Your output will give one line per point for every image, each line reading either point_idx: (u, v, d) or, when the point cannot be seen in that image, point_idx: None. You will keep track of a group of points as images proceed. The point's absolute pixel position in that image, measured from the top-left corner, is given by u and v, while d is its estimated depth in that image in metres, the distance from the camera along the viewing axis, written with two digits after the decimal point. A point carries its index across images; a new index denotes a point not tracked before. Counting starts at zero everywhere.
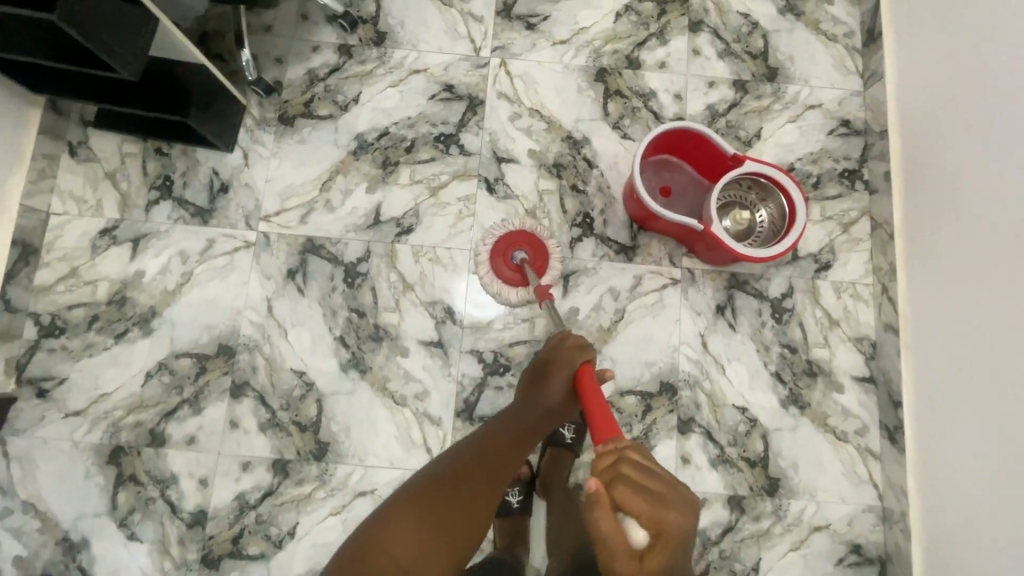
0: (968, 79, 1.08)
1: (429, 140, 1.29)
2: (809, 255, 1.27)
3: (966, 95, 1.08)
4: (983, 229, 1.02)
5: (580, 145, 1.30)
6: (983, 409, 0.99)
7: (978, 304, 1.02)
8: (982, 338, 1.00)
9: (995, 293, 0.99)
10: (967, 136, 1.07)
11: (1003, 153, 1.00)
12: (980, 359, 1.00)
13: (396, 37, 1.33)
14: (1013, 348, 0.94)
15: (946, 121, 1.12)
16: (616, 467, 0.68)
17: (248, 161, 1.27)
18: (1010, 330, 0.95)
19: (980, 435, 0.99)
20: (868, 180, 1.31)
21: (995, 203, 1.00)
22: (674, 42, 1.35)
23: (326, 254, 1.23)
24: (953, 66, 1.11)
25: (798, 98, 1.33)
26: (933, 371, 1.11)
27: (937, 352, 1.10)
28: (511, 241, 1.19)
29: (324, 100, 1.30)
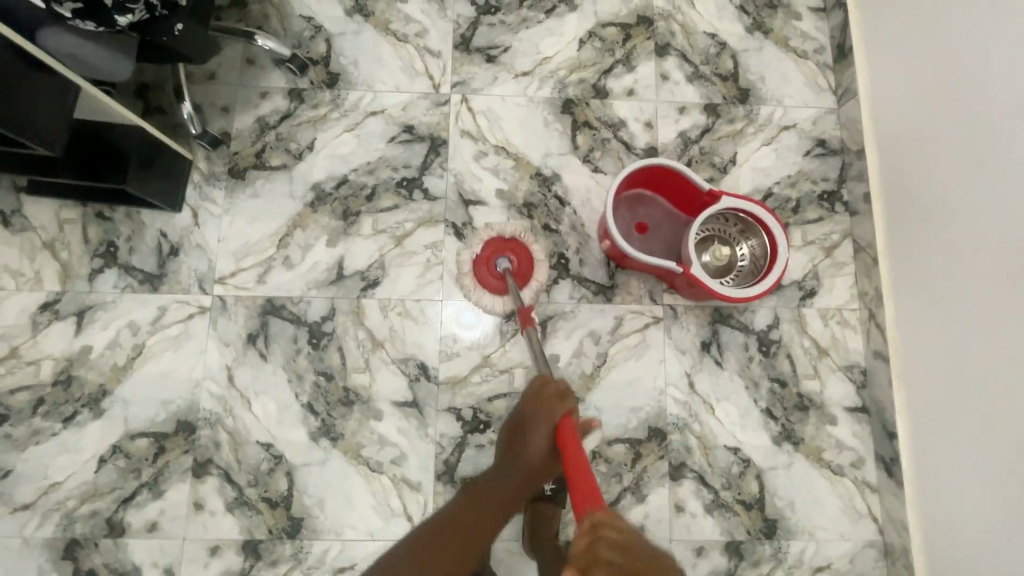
0: (948, 96, 1.04)
1: (391, 185, 1.22)
2: (793, 283, 1.22)
3: (943, 117, 1.04)
4: (973, 255, 0.98)
5: (550, 182, 1.24)
6: (985, 445, 0.94)
7: (971, 333, 0.98)
8: (974, 372, 0.97)
9: (983, 325, 0.96)
10: (947, 161, 1.03)
11: (991, 176, 0.95)
12: (974, 394, 0.97)
13: (350, 78, 1.26)
14: (1007, 386, 0.91)
15: (924, 142, 1.08)
16: (592, 549, 0.56)
17: (198, 220, 1.19)
18: (1002, 366, 0.92)
19: (977, 474, 0.96)
20: (847, 200, 1.27)
21: (986, 228, 0.96)
22: (641, 67, 1.30)
23: (288, 314, 1.16)
24: (928, 86, 1.08)
25: (771, 119, 1.29)
26: (927, 400, 1.07)
27: (931, 381, 1.06)
28: (494, 247, 1.15)
29: (276, 150, 1.22)
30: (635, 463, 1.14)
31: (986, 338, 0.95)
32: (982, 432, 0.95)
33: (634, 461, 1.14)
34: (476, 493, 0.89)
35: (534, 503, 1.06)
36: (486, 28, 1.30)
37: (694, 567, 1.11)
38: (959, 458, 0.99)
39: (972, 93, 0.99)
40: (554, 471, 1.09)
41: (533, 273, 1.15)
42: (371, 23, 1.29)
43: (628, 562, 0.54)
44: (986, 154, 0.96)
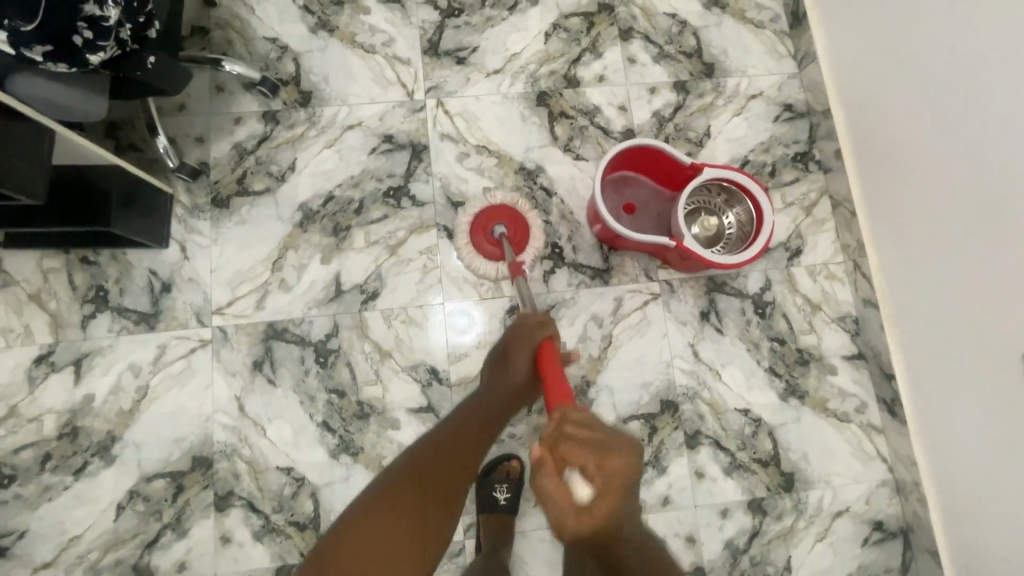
0: (918, 53, 1.06)
1: (379, 196, 1.22)
2: (779, 244, 1.27)
3: (902, 76, 1.10)
4: (956, 209, 1.01)
5: (534, 174, 1.26)
6: (984, 386, 0.98)
7: (961, 282, 1.01)
8: (959, 313, 1.02)
9: (961, 268, 1.01)
10: (910, 116, 1.08)
11: (961, 133, 0.99)
12: (961, 335, 1.02)
13: (323, 95, 1.26)
14: (992, 322, 0.96)
15: (887, 100, 1.13)
16: (559, 428, 0.67)
17: (188, 254, 1.17)
18: (984, 304, 0.97)
19: (973, 409, 1.01)
20: (820, 160, 1.32)
21: (967, 182, 0.99)
22: (608, 53, 1.33)
23: (292, 336, 1.15)
24: (884, 47, 1.13)
25: (738, 90, 1.33)
26: (924, 346, 1.11)
27: (924, 328, 1.10)
28: (495, 213, 1.18)
29: (258, 174, 1.21)
30: (652, 437, 1.17)
31: (977, 287, 0.98)
32: (982, 378, 0.99)
33: (650, 435, 1.17)
34: (467, 421, 0.89)
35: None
36: (452, 30, 1.31)
37: (721, 529, 1.14)
38: (959, 399, 1.04)
39: (943, 50, 1.01)
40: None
41: (528, 242, 1.17)
42: (337, 37, 1.29)
43: (587, 447, 0.63)
44: (962, 111, 0.98)
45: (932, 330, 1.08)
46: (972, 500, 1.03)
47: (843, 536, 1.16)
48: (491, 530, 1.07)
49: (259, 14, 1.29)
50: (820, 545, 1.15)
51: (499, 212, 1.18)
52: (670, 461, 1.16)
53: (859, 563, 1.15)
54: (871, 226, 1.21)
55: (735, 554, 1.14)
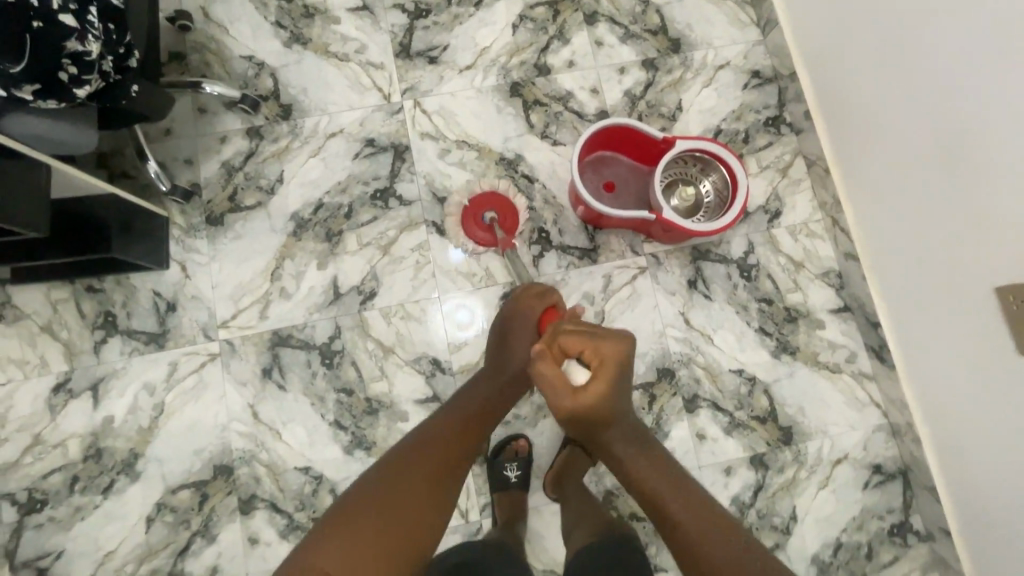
0: (886, 13, 1.07)
1: (367, 200, 1.26)
2: (758, 208, 1.30)
3: (863, 41, 1.13)
4: (931, 166, 1.04)
5: (515, 163, 1.29)
6: (972, 332, 1.01)
7: (946, 236, 1.04)
8: (935, 266, 1.07)
9: (934, 224, 1.06)
10: (874, 80, 1.12)
11: (924, 93, 1.03)
12: (939, 286, 1.07)
13: (302, 106, 1.30)
14: (967, 273, 1.01)
15: (852, 65, 1.17)
16: (557, 332, 0.83)
17: (188, 273, 1.21)
18: (959, 257, 1.02)
19: (955, 356, 1.06)
20: (791, 122, 1.35)
21: (936, 144, 1.02)
22: (575, 38, 1.36)
23: (297, 342, 1.20)
24: (846, 13, 1.16)
25: (705, 62, 1.36)
26: (909, 298, 1.14)
27: (906, 284, 1.14)
28: (482, 202, 1.21)
29: (248, 189, 1.25)
30: (652, 405, 1.21)
31: (962, 238, 1.01)
32: (963, 330, 1.03)
33: (650, 403, 1.21)
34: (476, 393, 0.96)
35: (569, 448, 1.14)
36: (422, 31, 1.35)
37: (726, 486, 1.19)
38: (947, 346, 1.07)
39: (911, 9, 1.02)
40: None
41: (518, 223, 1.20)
42: (311, 49, 1.33)
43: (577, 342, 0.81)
44: (930, 74, 1.01)
45: (910, 284, 1.13)
46: (960, 442, 1.08)
47: (844, 482, 1.20)
48: (505, 508, 1.11)
49: (233, 34, 1.32)
50: (823, 493, 1.19)
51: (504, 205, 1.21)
52: (671, 427, 1.20)
53: (863, 507, 1.20)
54: (848, 185, 1.24)
55: (742, 508, 1.18)
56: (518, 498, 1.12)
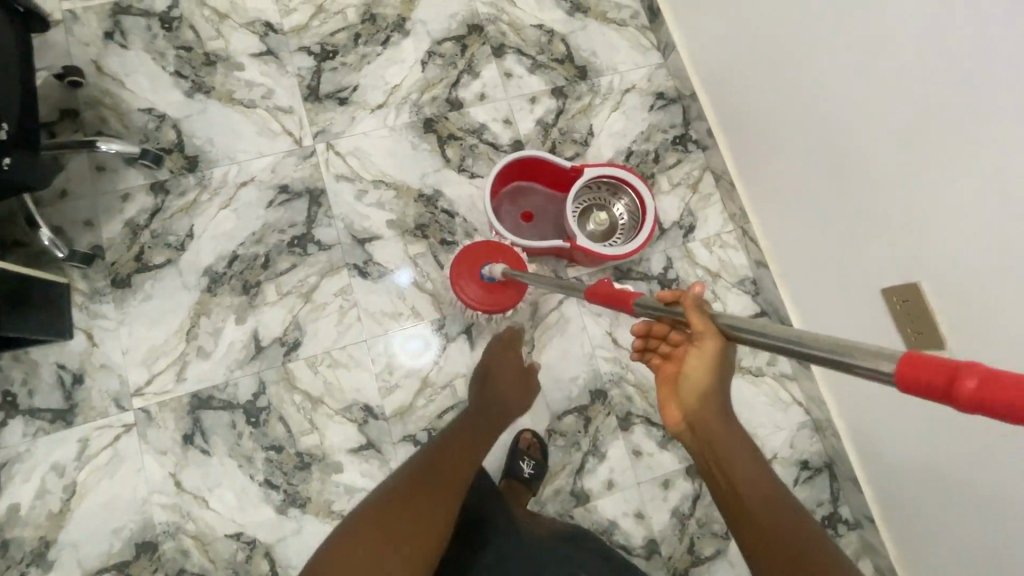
0: (772, 34, 1.14)
1: (283, 248, 1.23)
2: (673, 224, 1.36)
3: (755, 61, 1.20)
4: (825, 175, 1.10)
5: (434, 199, 1.29)
6: (872, 333, 1.06)
7: (845, 239, 1.09)
8: (836, 269, 1.13)
9: (833, 229, 1.11)
10: (770, 97, 1.19)
11: (812, 107, 1.09)
12: (841, 287, 1.12)
13: (209, 157, 1.26)
14: (862, 273, 1.07)
15: (747, 84, 1.24)
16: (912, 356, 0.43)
17: (95, 341, 1.15)
18: (855, 258, 1.08)
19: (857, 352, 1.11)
20: (697, 139, 1.41)
21: (827, 154, 1.08)
22: (485, 71, 1.38)
23: (218, 402, 1.15)
24: (737, 35, 1.23)
25: (612, 87, 1.41)
26: (816, 298, 1.19)
27: (812, 287, 1.20)
28: (468, 276, 1.19)
29: (155, 247, 1.20)
30: (588, 427, 1.23)
31: (863, 243, 1.05)
32: (862, 328, 1.08)
33: (586, 425, 1.23)
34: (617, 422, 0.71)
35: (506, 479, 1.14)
36: (330, 73, 1.34)
37: (665, 499, 1.21)
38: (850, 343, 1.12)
39: (812, 25, 1.05)
40: (532, 454, 1.18)
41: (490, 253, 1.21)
42: (215, 97, 1.29)
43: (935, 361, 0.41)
44: (816, 89, 1.08)
45: (816, 288, 1.19)
46: (874, 431, 1.14)
47: None
48: None
49: (129, 87, 1.27)
50: None
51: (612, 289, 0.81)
52: (608, 446, 1.23)
53: None
54: (758, 192, 1.28)
55: (682, 520, 1.21)
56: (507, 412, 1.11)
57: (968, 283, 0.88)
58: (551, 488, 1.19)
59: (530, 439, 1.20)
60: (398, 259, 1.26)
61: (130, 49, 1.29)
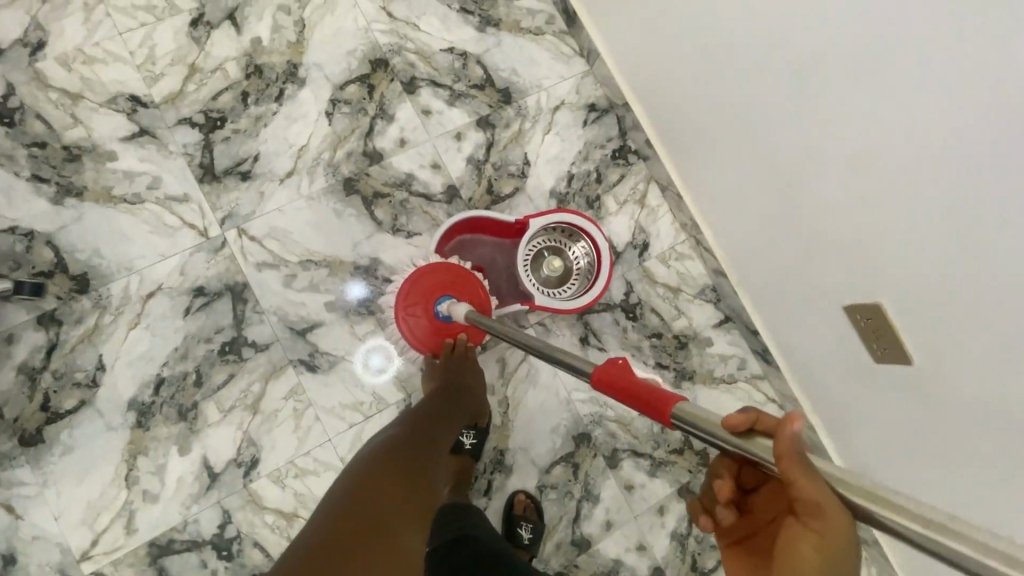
0: (696, 41, 1.04)
1: (215, 358, 1.10)
2: (627, 246, 1.30)
3: (682, 69, 1.11)
4: (771, 188, 1.04)
5: (372, 269, 1.18)
6: (843, 344, 1.04)
7: (800, 254, 1.05)
8: (795, 281, 1.09)
9: (788, 242, 1.06)
10: (704, 106, 1.10)
11: (748, 120, 1.01)
12: (803, 299, 1.09)
13: (101, 271, 1.09)
14: (821, 288, 1.03)
15: (678, 93, 1.15)
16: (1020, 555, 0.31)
17: (18, 512, 1.00)
18: (811, 271, 1.04)
19: (824, 360, 1.11)
20: (637, 149, 1.34)
21: (771, 168, 1.01)
22: (399, 112, 1.24)
23: (181, 544, 1.05)
24: (660, 41, 1.13)
25: (541, 107, 1.31)
26: (781, 307, 1.16)
27: (773, 297, 1.17)
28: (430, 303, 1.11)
29: (63, 390, 1.05)
30: (578, 473, 1.21)
31: (826, 262, 0.99)
32: (828, 338, 1.07)
33: (575, 472, 1.21)
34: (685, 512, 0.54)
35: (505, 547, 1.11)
36: (222, 145, 1.16)
37: (663, 525, 1.23)
38: (819, 351, 1.11)
39: (753, 29, 0.91)
40: (528, 516, 1.15)
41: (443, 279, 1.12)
42: (90, 198, 1.10)
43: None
44: (750, 100, 0.99)
45: (778, 297, 1.16)
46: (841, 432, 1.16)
47: None
48: None
49: None
50: None
51: (630, 376, 0.59)
52: (600, 488, 1.22)
53: None
54: (712, 200, 1.21)
55: (682, 540, 1.23)
56: (467, 468, 1.11)
57: (942, 314, 0.83)
58: (552, 542, 1.18)
59: (525, 501, 1.17)
60: (347, 343, 1.15)
61: None
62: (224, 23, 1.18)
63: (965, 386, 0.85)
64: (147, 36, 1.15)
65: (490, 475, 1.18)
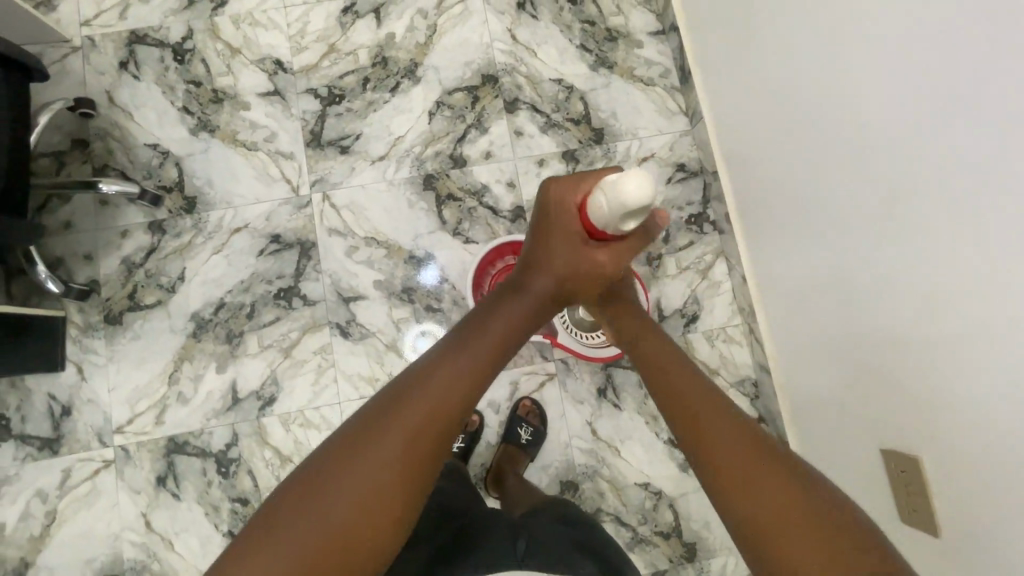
0: (755, 94, 1.07)
1: (270, 299, 1.23)
2: (674, 312, 1.27)
3: (752, 133, 1.11)
4: (802, 237, 1.00)
5: (424, 262, 1.25)
6: (874, 452, 0.92)
7: (824, 317, 0.98)
8: (819, 357, 1.02)
9: (813, 298, 1.00)
10: (759, 161, 1.10)
11: (785, 164, 1.01)
12: (828, 389, 1.01)
13: (207, 199, 1.26)
14: (839, 361, 0.96)
15: (747, 157, 1.14)
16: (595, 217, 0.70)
17: (85, 375, 1.19)
18: (831, 339, 0.97)
19: (849, 478, 1.00)
20: (715, 220, 1.30)
21: (802, 213, 0.99)
22: (494, 127, 1.30)
23: (192, 449, 1.18)
24: (742, 105, 1.13)
25: (629, 154, 1.31)
26: (813, 413, 1.07)
27: (806, 396, 1.09)
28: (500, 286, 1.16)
29: (148, 287, 1.22)
30: None
31: (858, 320, 0.89)
32: (856, 455, 0.97)
33: None
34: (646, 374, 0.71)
35: (504, 444, 1.17)
36: (334, 118, 1.29)
37: None
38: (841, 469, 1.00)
39: (794, 76, 0.95)
40: (530, 420, 1.19)
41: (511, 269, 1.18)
42: (218, 136, 1.28)
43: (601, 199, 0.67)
44: (788, 146, 1.00)
45: (807, 387, 1.08)
46: None
47: None
48: None
49: (138, 120, 1.28)
50: None
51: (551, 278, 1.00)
52: None
53: None
54: (763, 255, 1.15)
55: None
56: None
57: (974, 374, 0.70)
58: None
59: (529, 406, 1.21)
60: (381, 322, 1.23)
61: (141, 81, 1.29)
62: (369, 14, 1.32)
63: (1000, 484, 0.70)
64: (305, 12, 1.32)
65: None
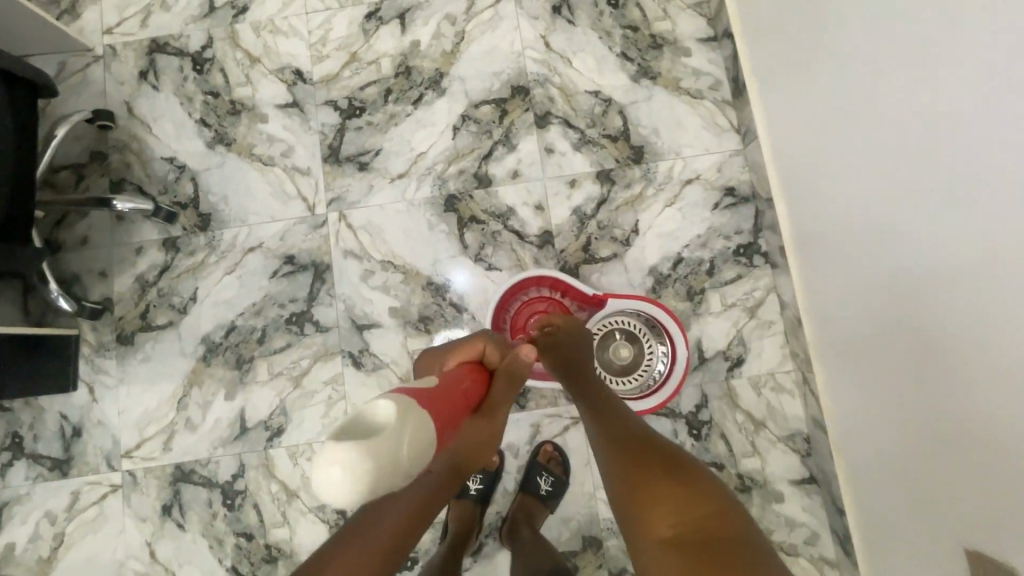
0: (808, 104, 0.92)
1: (281, 324, 1.17)
2: (716, 354, 1.14)
3: (806, 150, 0.96)
4: (858, 272, 0.85)
5: (443, 289, 1.16)
6: (931, 533, 0.77)
7: (880, 369, 0.83)
8: (876, 413, 0.86)
9: (868, 346, 0.85)
10: (814, 182, 0.95)
11: (841, 187, 0.86)
12: (887, 451, 0.85)
13: (222, 216, 1.21)
14: (897, 420, 0.80)
15: (802, 175, 0.99)
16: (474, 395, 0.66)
17: (96, 396, 1.16)
18: (887, 395, 0.82)
19: (916, 561, 0.82)
20: (767, 251, 1.16)
21: (857, 245, 0.84)
22: (522, 143, 1.20)
23: (198, 478, 1.13)
24: (795, 118, 0.98)
25: (672, 175, 1.18)
26: (874, 477, 0.91)
27: (865, 456, 0.93)
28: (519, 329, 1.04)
29: (160, 307, 1.19)
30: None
31: (917, 381, 0.74)
32: (920, 533, 0.80)
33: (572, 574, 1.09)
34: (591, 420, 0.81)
35: (521, 494, 1.08)
36: (353, 132, 1.22)
37: None
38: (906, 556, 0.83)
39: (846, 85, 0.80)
40: (551, 468, 1.09)
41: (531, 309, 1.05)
42: (234, 150, 1.23)
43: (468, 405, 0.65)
44: (842, 167, 0.84)
45: (866, 446, 0.92)
46: None
47: None
48: None
49: (155, 132, 1.24)
50: None
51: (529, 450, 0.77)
52: None
53: None
54: (818, 289, 0.99)
55: None
56: (470, 515, 1.06)
57: None
58: None
59: (550, 452, 1.11)
60: (395, 353, 1.15)
61: (160, 91, 1.24)
62: (393, 21, 1.24)
63: None
64: (327, 19, 1.25)
65: (483, 538, 1.11)
